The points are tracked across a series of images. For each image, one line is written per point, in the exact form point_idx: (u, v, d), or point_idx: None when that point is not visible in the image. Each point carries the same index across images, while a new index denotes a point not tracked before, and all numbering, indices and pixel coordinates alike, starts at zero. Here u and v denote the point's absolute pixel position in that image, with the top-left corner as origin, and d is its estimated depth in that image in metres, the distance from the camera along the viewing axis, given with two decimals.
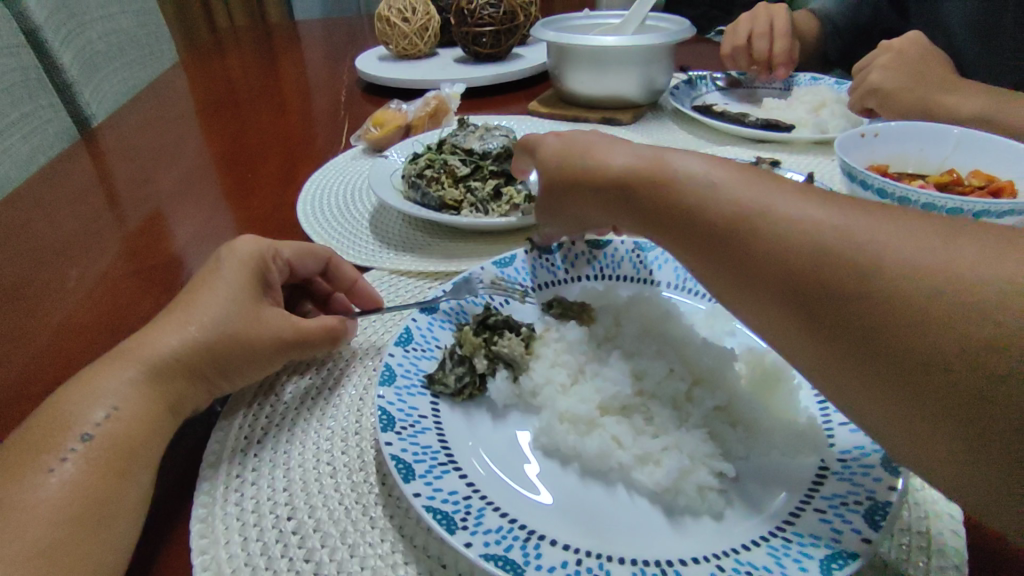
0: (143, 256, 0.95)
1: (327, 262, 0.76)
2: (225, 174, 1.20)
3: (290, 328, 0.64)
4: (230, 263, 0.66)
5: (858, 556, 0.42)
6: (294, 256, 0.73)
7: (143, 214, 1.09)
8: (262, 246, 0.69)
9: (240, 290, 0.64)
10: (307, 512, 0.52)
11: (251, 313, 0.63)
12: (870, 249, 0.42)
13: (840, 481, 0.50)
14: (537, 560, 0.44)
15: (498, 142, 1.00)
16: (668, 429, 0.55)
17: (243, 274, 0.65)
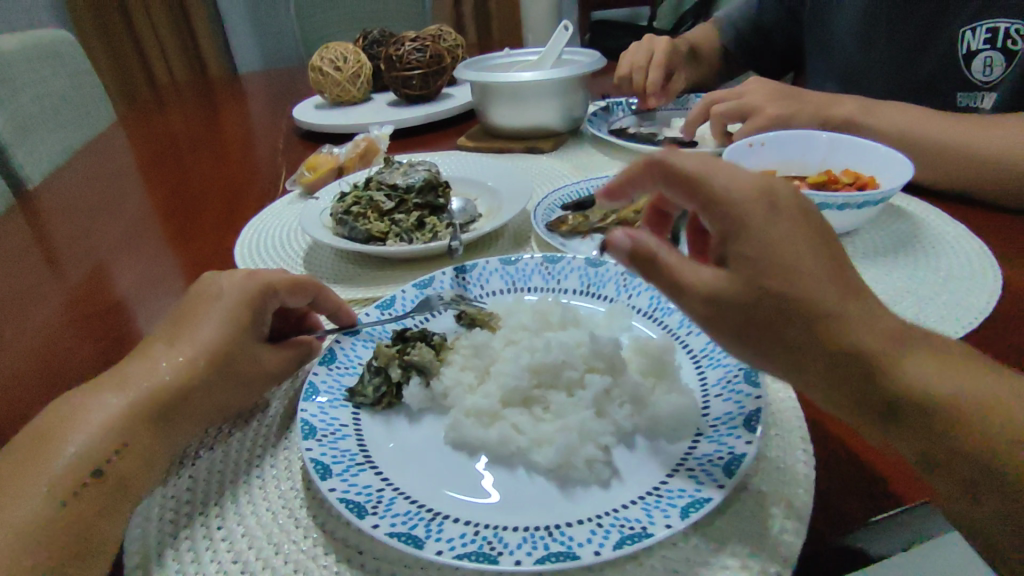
0: (83, 305, 0.99)
1: (315, 293, 0.78)
2: (165, 223, 1.25)
3: (277, 361, 0.71)
4: (231, 302, 0.70)
5: (710, 501, 0.50)
6: (288, 290, 0.74)
7: (83, 266, 1.13)
8: (257, 285, 0.72)
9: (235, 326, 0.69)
10: (237, 521, 0.57)
11: (247, 352, 0.69)
12: (929, 377, 0.52)
13: (709, 444, 0.57)
14: (438, 534, 0.49)
15: (421, 176, 1.06)
16: (562, 413, 0.62)
17: (239, 309, 0.71)
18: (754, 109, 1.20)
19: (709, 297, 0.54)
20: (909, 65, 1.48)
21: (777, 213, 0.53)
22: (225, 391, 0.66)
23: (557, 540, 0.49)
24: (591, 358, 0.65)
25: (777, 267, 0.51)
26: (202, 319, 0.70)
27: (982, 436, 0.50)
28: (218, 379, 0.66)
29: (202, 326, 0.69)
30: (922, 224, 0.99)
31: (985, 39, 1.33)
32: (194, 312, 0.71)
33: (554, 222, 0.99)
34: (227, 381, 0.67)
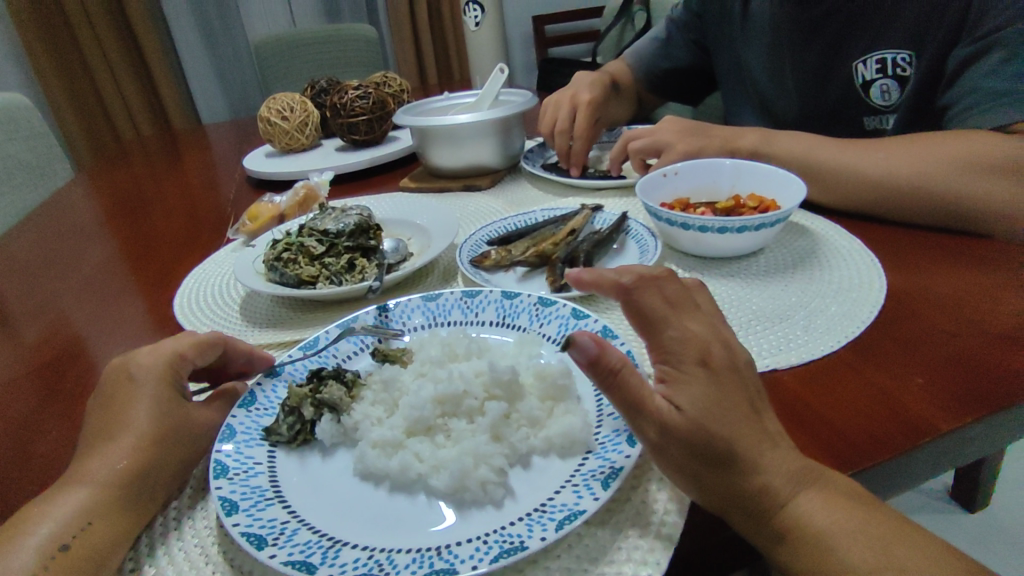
0: (22, 363, 1.02)
1: (225, 344, 0.81)
2: (110, 278, 1.28)
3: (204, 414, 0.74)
4: (145, 377, 0.73)
5: (585, 511, 0.54)
6: (199, 351, 0.77)
7: (25, 326, 1.15)
8: (166, 357, 0.75)
9: (160, 395, 0.71)
10: (155, 563, 0.59)
11: (182, 413, 0.72)
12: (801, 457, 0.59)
13: (596, 459, 0.62)
14: (332, 559, 0.53)
15: (352, 220, 1.10)
16: (460, 438, 0.66)
17: (158, 381, 0.73)
18: (665, 145, 1.29)
19: (659, 430, 0.58)
20: (807, 93, 1.61)
21: (714, 369, 0.60)
22: (166, 446, 0.68)
23: (442, 558, 0.52)
24: (490, 386, 0.70)
25: (711, 409, 0.58)
26: (122, 393, 0.72)
27: (821, 478, 0.58)
28: (166, 441, 0.68)
29: (125, 400, 0.71)
30: (819, 242, 1.07)
31: (876, 69, 1.47)
32: (118, 396, 0.72)
33: (477, 258, 1.04)
34: (168, 441, 0.68)
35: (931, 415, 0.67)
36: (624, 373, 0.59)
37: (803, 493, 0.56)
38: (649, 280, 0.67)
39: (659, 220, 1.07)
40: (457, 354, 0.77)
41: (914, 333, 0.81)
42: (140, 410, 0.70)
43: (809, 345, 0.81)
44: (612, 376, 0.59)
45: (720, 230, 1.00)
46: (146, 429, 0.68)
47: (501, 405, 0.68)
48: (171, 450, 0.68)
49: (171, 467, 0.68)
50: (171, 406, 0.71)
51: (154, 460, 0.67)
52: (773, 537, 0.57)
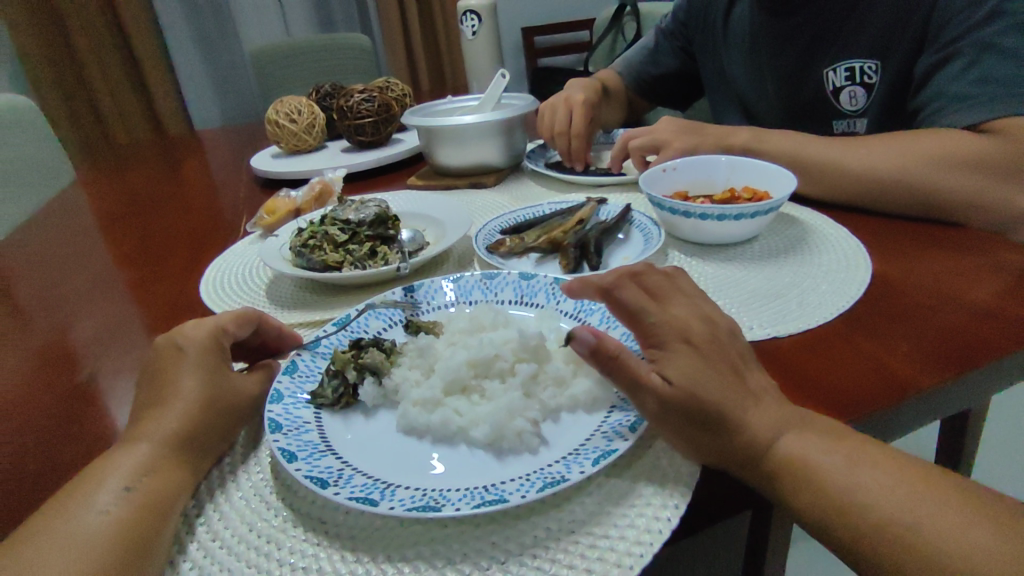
0: (56, 351, 1.07)
1: (258, 321, 0.84)
2: (132, 272, 1.33)
3: (246, 382, 0.77)
4: (190, 346, 0.75)
5: (616, 451, 0.61)
6: (236, 326, 0.80)
7: (54, 317, 1.19)
8: (208, 328, 0.78)
9: (204, 365, 0.74)
10: (215, 508, 0.64)
11: (226, 381, 0.74)
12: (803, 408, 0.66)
13: (620, 411, 0.69)
14: (390, 496, 0.59)
15: (372, 211, 1.16)
16: (495, 397, 0.72)
17: (202, 352, 0.75)
18: (663, 143, 1.37)
19: (661, 399, 0.63)
20: (788, 95, 1.67)
21: (705, 335, 0.68)
22: (215, 409, 0.71)
23: (490, 492, 0.59)
24: (519, 351, 0.76)
25: (716, 361, 0.65)
26: (164, 365, 0.74)
27: (823, 420, 0.64)
28: (214, 407, 0.71)
29: (168, 370, 0.73)
30: (810, 230, 1.15)
31: (846, 76, 1.54)
32: (163, 370, 0.74)
33: (493, 245, 1.11)
34: (216, 406, 0.71)
35: (913, 372, 0.75)
36: (625, 353, 0.65)
37: (807, 433, 0.63)
38: (644, 270, 0.76)
39: (662, 209, 1.14)
40: (484, 325, 0.83)
41: (899, 307, 0.89)
42: (185, 378, 0.72)
43: (804, 317, 0.88)
44: (614, 356, 0.65)
45: (718, 217, 1.07)
46: (195, 394, 0.70)
47: (530, 367, 0.74)
48: (219, 414, 0.71)
49: (221, 431, 0.70)
50: (216, 375, 0.74)
51: (204, 422, 0.69)
52: (781, 477, 0.62)
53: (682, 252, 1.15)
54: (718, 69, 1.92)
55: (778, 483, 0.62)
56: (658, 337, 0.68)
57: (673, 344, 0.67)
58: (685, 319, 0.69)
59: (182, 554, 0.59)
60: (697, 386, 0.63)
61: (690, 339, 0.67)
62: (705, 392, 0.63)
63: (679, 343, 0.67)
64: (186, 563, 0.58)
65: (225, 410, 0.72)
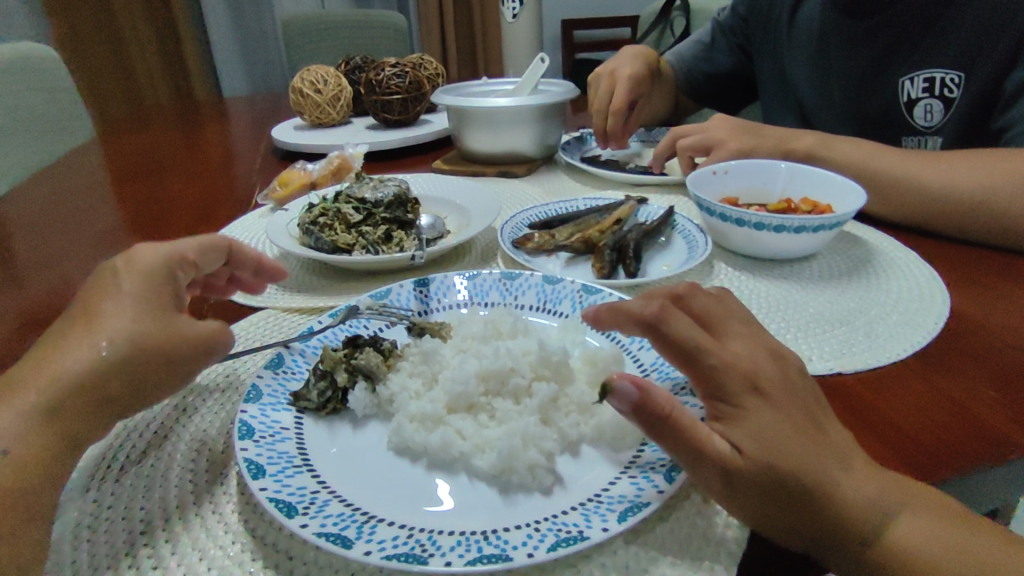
0: (43, 311, 0.98)
1: (230, 249, 0.75)
2: (135, 235, 1.25)
3: (194, 336, 0.58)
4: (130, 274, 0.59)
5: (651, 505, 0.49)
6: (195, 255, 0.67)
7: (45, 276, 1.11)
8: (163, 254, 0.62)
9: (149, 313, 0.57)
10: (164, 519, 0.54)
11: (166, 323, 0.57)
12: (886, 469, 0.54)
13: (654, 452, 0.57)
14: (369, 535, 0.48)
15: (390, 190, 1.06)
16: (508, 419, 0.61)
17: (144, 288, 0.58)
18: (715, 143, 1.25)
19: (726, 457, 0.50)
20: (854, 99, 1.52)
21: (768, 362, 0.56)
22: (147, 374, 0.55)
23: (491, 543, 0.47)
24: (539, 367, 0.66)
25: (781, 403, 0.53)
26: (95, 306, 0.57)
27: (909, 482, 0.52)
28: (140, 357, 0.54)
29: (95, 311, 0.56)
30: (876, 252, 1.02)
31: (923, 87, 1.38)
32: (88, 300, 0.58)
33: (519, 239, 1.00)
34: (136, 368, 0.55)
35: (1013, 429, 0.62)
36: (684, 410, 0.51)
37: (886, 494, 0.51)
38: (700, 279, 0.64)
39: (711, 215, 1.02)
40: (500, 332, 0.72)
41: (986, 347, 0.75)
42: (106, 326, 0.55)
43: (873, 350, 0.76)
44: (672, 414, 0.51)
45: (776, 229, 0.95)
46: (112, 356, 0.54)
47: (551, 388, 0.63)
48: (131, 380, 0.55)
49: (150, 390, 0.56)
50: (144, 330, 0.55)
51: (108, 391, 0.54)
52: (860, 553, 0.50)
53: (733, 265, 1.02)
54: (777, 69, 1.78)
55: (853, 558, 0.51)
56: (725, 356, 0.56)
57: (741, 368, 0.55)
58: (756, 338, 0.58)
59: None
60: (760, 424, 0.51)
61: (755, 364, 0.56)
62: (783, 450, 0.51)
63: (745, 369, 0.55)
64: None
65: (143, 373, 0.55)
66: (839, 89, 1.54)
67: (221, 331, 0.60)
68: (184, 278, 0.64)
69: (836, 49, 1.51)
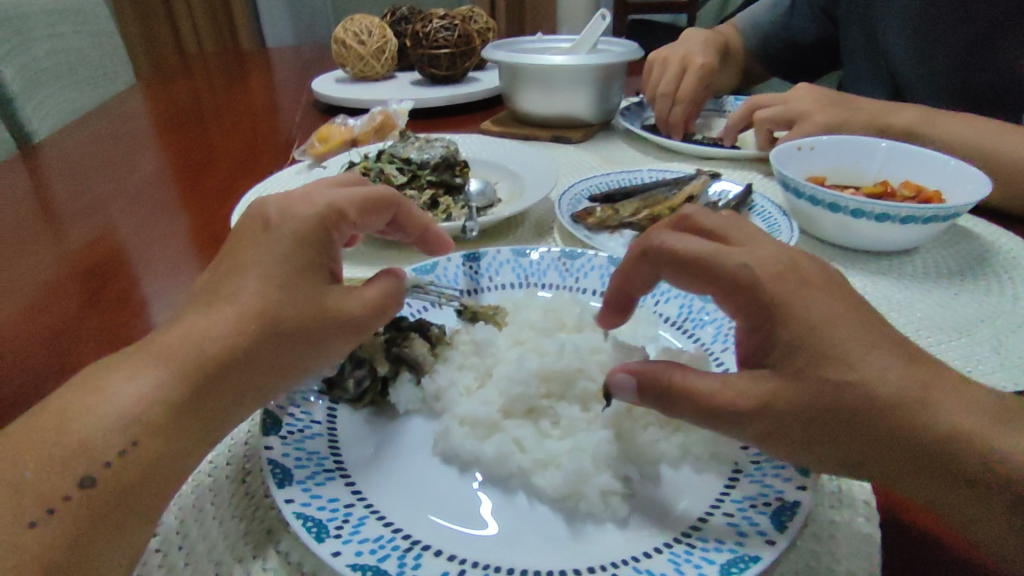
0: (85, 257, 0.92)
1: (400, 208, 0.64)
2: (182, 184, 1.18)
3: (356, 305, 0.52)
4: (284, 237, 0.51)
5: (759, 560, 0.40)
6: (359, 213, 0.57)
7: (82, 224, 1.04)
8: (327, 216, 0.54)
9: (294, 290, 0.50)
10: (179, 522, 0.47)
11: (317, 302, 0.50)
12: None
13: (751, 483, 0.47)
14: (413, 571, 0.40)
15: (438, 152, 0.97)
16: (575, 430, 0.52)
17: (296, 256, 0.51)
18: (800, 115, 1.11)
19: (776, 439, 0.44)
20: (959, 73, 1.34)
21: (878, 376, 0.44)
22: (295, 357, 0.50)
23: None
24: (611, 368, 0.56)
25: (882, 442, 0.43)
26: (243, 273, 0.50)
27: None
28: (290, 343, 0.49)
29: (240, 280, 0.49)
30: (988, 247, 0.88)
31: None
32: (234, 264, 0.51)
33: (579, 213, 0.90)
34: (293, 347, 0.49)
35: None
36: (682, 363, 0.46)
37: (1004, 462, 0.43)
38: None
39: (799, 197, 0.90)
40: (563, 322, 0.63)
41: None
42: (260, 294, 0.49)
43: (1003, 370, 0.63)
44: (668, 377, 0.46)
45: (877, 217, 0.82)
46: (269, 329, 0.48)
47: (625, 396, 0.54)
48: (287, 358, 0.49)
49: (299, 373, 0.51)
50: (299, 305, 0.49)
51: (258, 368, 0.48)
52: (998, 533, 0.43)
53: (816, 255, 0.90)
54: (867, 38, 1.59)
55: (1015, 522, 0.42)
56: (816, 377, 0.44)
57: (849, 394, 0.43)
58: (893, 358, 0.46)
59: None
60: (841, 352, 0.43)
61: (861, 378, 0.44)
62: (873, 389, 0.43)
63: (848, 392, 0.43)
64: None
65: (304, 353, 0.50)
66: (942, 62, 1.36)
67: (386, 297, 0.55)
68: (341, 241, 0.56)
69: (945, 17, 1.33)
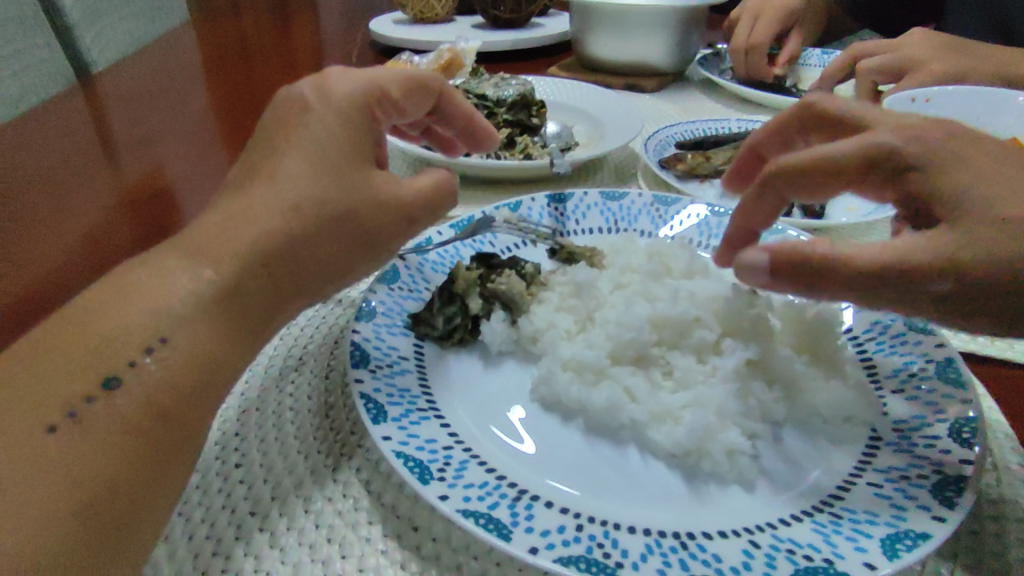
0: (142, 189, 0.89)
1: (442, 95, 0.54)
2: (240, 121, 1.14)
3: (404, 193, 0.46)
4: (324, 110, 0.44)
5: (930, 537, 0.34)
6: (405, 93, 0.48)
7: (140, 157, 1.01)
8: (368, 89, 0.46)
9: (338, 173, 0.43)
10: (263, 454, 0.44)
11: (362, 187, 0.44)
12: None
13: (896, 453, 0.42)
14: (527, 521, 0.36)
15: (515, 90, 0.91)
16: (689, 383, 0.47)
17: (339, 135, 0.44)
18: (912, 65, 1.00)
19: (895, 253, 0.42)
20: None
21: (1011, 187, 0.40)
22: (338, 247, 0.44)
23: (696, 559, 0.34)
24: (729, 319, 0.51)
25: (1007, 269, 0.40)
26: (280, 151, 0.43)
27: None
28: (333, 232, 0.43)
29: (281, 159, 0.43)
30: None
31: None
32: (269, 142, 0.44)
33: (668, 159, 0.84)
34: (331, 240, 0.43)
35: None
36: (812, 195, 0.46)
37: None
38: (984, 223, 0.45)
39: None
40: (668, 269, 0.57)
41: None
42: (301, 180, 0.42)
43: None
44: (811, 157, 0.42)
45: None
46: (315, 219, 0.42)
47: (747, 348, 0.48)
48: (337, 250, 0.44)
49: (340, 268, 0.45)
50: (347, 189, 0.43)
51: (293, 260, 0.42)
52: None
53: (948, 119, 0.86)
54: None
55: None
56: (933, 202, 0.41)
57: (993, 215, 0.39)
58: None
59: (205, 522, 0.40)
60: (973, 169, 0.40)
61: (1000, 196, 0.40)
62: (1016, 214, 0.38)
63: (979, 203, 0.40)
64: (207, 543, 0.38)
65: (348, 249, 0.44)
66: None
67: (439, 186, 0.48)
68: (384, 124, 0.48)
69: None
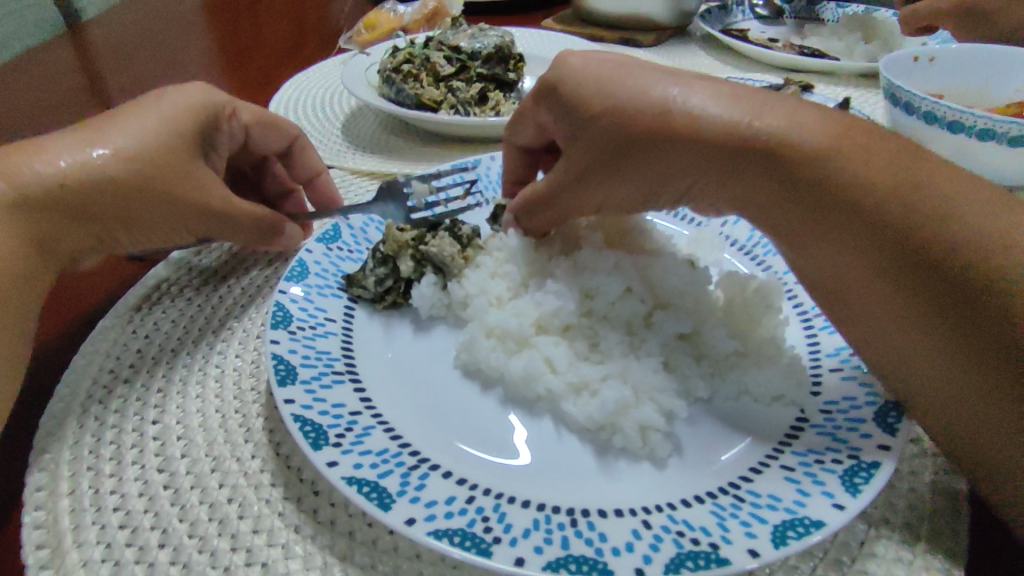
0: None
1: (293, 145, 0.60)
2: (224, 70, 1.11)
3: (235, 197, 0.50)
4: (174, 98, 0.48)
5: (822, 525, 0.33)
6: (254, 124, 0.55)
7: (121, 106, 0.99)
8: (220, 99, 0.51)
9: (166, 140, 0.46)
10: (180, 416, 0.44)
11: (182, 163, 0.46)
12: None
13: (818, 436, 0.40)
14: (416, 492, 0.35)
15: (490, 41, 0.87)
16: (614, 356, 0.46)
17: (180, 116, 0.47)
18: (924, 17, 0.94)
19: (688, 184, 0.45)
20: None
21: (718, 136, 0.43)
22: (144, 210, 0.45)
23: (581, 537, 0.33)
24: (664, 291, 0.49)
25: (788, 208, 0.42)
26: (121, 117, 0.46)
27: None
28: (146, 199, 0.45)
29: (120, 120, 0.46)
30: None
31: None
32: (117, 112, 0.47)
33: None
34: (140, 197, 0.45)
35: None
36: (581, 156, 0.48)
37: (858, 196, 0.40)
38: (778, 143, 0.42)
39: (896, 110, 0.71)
40: (614, 235, 0.54)
41: None
42: (131, 140, 0.45)
43: None
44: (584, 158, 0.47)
45: (948, 126, 0.66)
46: (133, 180, 0.44)
47: (678, 323, 0.47)
48: (145, 217, 0.45)
49: (145, 231, 0.46)
50: (175, 160, 0.46)
51: (115, 223, 0.45)
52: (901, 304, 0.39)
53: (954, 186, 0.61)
54: None
55: (922, 276, 0.38)
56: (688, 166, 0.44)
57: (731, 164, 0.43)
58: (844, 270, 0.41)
59: (112, 479, 0.40)
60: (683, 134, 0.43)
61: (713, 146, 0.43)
62: (798, 153, 0.42)
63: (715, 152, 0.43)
64: (112, 500, 0.39)
65: (158, 219, 0.46)
66: None
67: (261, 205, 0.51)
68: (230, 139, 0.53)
69: None
